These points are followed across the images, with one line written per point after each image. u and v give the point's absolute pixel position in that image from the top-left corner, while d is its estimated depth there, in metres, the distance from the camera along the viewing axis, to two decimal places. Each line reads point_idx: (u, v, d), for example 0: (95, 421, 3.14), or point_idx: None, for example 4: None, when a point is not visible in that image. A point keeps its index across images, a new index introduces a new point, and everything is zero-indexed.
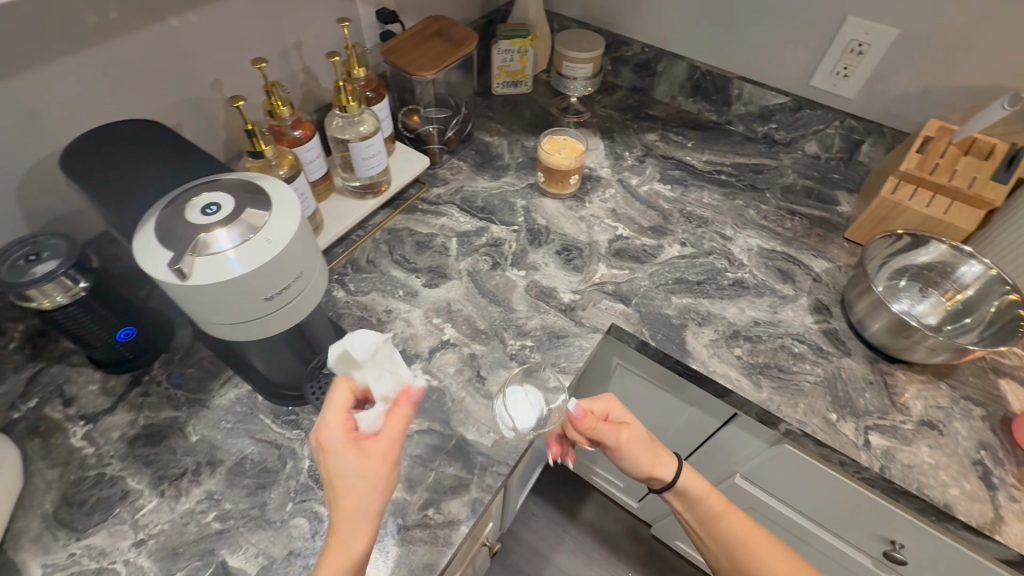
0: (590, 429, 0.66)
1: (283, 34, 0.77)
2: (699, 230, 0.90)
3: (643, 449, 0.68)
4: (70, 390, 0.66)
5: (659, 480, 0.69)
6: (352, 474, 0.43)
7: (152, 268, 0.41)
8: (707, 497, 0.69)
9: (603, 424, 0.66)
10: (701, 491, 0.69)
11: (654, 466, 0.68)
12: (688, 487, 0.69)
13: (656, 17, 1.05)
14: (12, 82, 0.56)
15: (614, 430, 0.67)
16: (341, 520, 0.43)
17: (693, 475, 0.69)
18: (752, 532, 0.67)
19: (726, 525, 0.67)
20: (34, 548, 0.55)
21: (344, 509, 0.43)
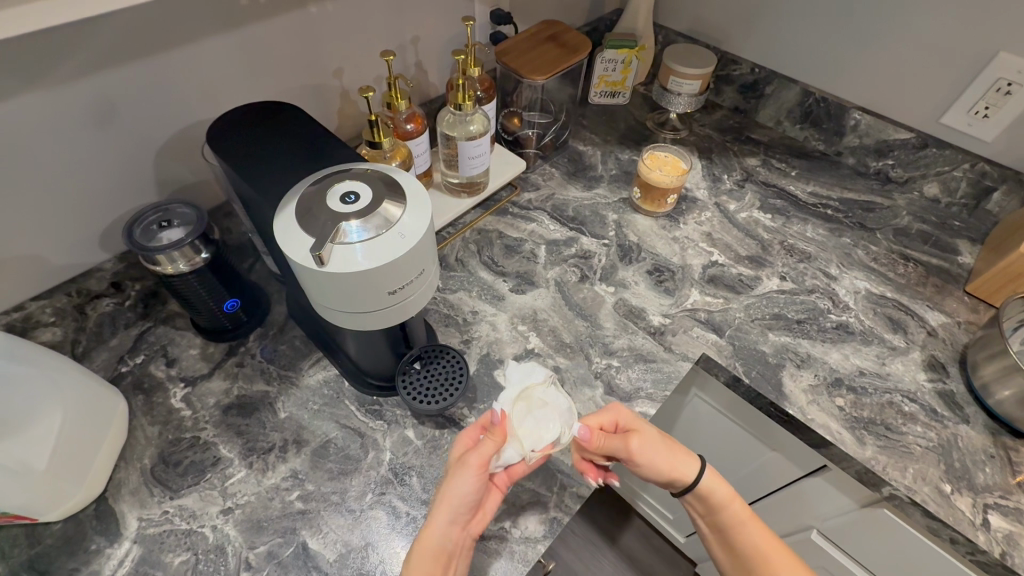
0: (599, 447, 0.59)
1: (403, 28, 0.79)
2: (801, 266, 0.85)
3: (658, 447, 0.62)
4: (173, 351, 0.68)
5: (680, 482, 0.63)
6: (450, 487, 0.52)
7: (293, 250, 0.42)
8: (729, 504, 0.64)
9: (614, 441, 0.59)
10: (724, 497, 0.64)
11: (674, 465, 0.62)
12: (713, 491, 0.64)
13: (774, 37, 1.00)
14: (166, 54, 0.58)
15: (624, 443, 0.60)
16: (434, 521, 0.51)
17: (718, 480, 0.64)
18: (770, 542, 0.64)
19: (749, 533, 0.64)
20: (132, 501, 0.57)
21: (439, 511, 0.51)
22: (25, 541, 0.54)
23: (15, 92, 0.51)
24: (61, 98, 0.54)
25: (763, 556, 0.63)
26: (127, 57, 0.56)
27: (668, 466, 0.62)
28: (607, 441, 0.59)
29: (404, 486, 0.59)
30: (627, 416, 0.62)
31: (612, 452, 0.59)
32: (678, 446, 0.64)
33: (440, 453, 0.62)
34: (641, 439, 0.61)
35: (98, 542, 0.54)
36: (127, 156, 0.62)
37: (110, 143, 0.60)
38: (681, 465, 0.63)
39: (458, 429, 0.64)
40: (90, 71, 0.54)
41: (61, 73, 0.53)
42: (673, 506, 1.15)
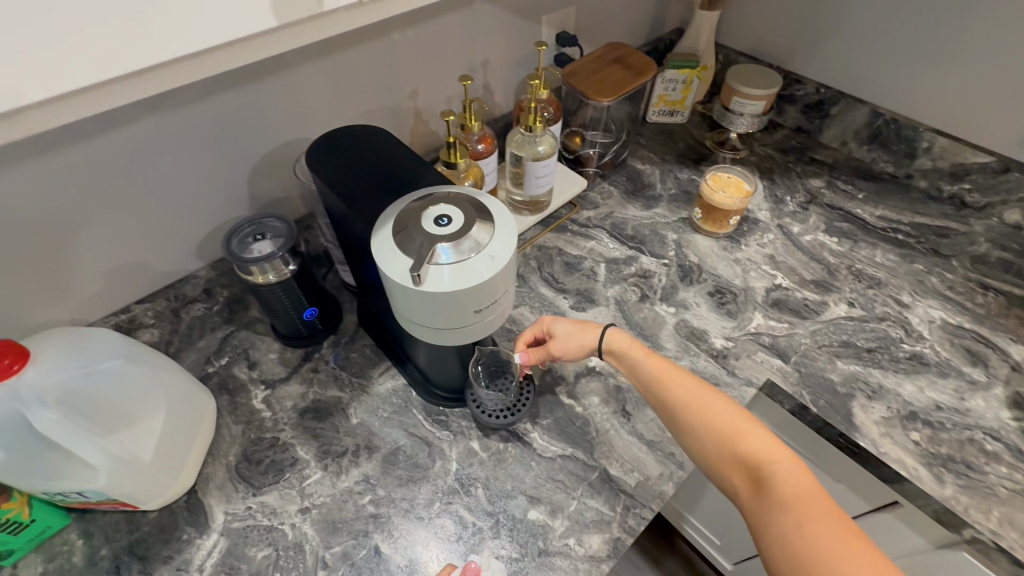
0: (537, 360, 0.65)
1: (475, 51, 0.82)
2: (871, 292, 0.83)
3: (567, 333, 0.65)
4: (254, 355, 0.73)
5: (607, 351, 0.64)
6: None
7: (390, 269, 0.45)
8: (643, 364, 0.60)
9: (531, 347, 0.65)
10: (623, 345, 0.62)
11: (583, 339, 0.64)
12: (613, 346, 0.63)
13: (843, 57, 0.98)
14: (268, 80, 0.63)
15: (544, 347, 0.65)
16: None
17: (618, 332, 0.64)
18: (665, 368, 0.59)
19: (643, 367, 0.60)
20: (219, 495, 0.61)
21: None
22: (126, 527, 0.58)
23: (140, 115, 0.56)
24: (178, 121, 0.59)
25: (660, 382, 0.59)
26: (234, 84, 0.61)
27: (589, 350, 0.64)
28: (536, 358, 0.65)
29: (470, 496, 0.61)
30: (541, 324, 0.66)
31: (541, 354, 0.65)
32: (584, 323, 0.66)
33: (504, 466, 0.63)
34: (557, 342, 0.65)
35: (189, 531, 0.58)
36: (226, 173, 0.67)
37: (213, 161, 0.65)
38: (590, 340, 0.64)
39: (521, 444, 0.65)
40: (203, 97, 0.59)
41: (179, 99, 0.58)
42: (722, 531, 1.13)
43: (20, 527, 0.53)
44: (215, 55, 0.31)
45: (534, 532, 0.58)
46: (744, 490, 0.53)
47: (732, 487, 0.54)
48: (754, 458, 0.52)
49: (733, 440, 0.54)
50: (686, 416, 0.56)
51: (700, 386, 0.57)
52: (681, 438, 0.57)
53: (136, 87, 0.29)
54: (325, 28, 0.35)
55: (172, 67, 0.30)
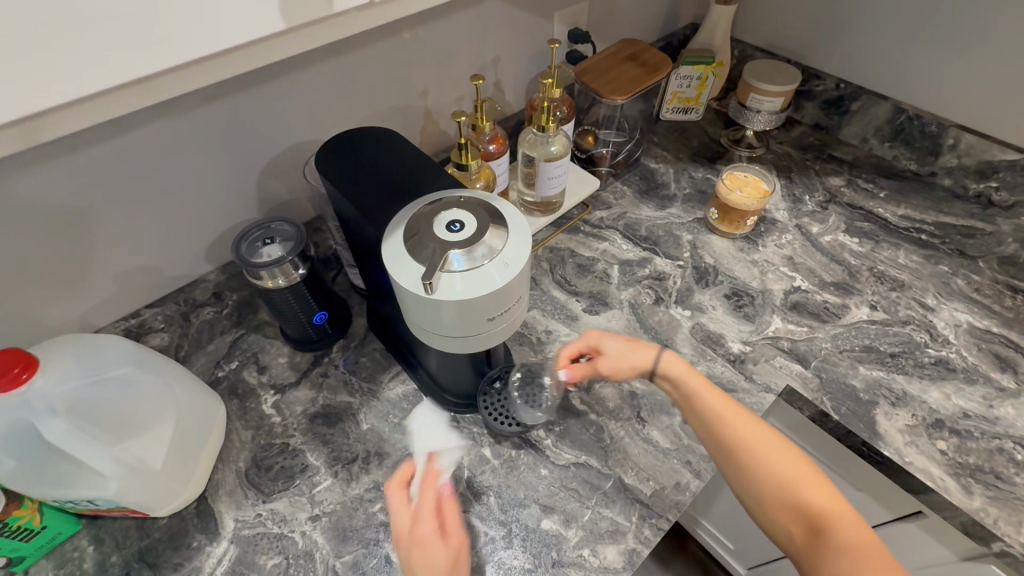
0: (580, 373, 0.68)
1: (486, 49, 0.80)
2: (894, 295, 0.80)
3: (618, 351, 0.67)
4: (264, 359, 0.72)
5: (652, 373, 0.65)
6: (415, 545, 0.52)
7: (402, 277, 0.43)
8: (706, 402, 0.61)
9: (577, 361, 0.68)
10: (681, 372, 0.63)
11: (633, 359, 0.66)
12: (669, 371, 0.64)
13: (865, 51, 0.95)
14: (277, 82, 0.62)
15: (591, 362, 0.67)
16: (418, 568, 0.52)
17: (673, 357, 0.65)
18: (729, 407, 0.60)
19: (702, 401, 0.61)
20: (229, 502, 0.60)
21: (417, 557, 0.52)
22: (136, 534, 0.58)
23: (149, 119, 0.56)
24: (187, 124, 0.58)
25: (719, 420, 0.60)
26: (244, 86, 0.60)
27: (640, 369, 0.65)
28: (581, 373, 0.67)
29: (481, 504, 0.60)
30: (588, 340, 0.68)
31: (585, 368, 0.67)
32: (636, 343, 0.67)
33: (517, 474, 0.62)
34: (605, 359, 0.67)
35: (199, 538, 0.58)
36: (235, 176, 0.66)
37: (223, 164, 0.64)
38: (641, 361, 0.66)
39: (534, 451, 0.64)
40: (212, 99, 0.58)
41: (188, 101, 0.57)
42: (737, 537, 1.11)
43: (31, 533, 0.53)
44: (220, 61, 0.30)
45: (547, 542, 0.57)
46: (798, 538, 0.57)
47: (784, 533, 0.58)
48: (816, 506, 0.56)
49: (797, 484, 0.57)
50: (754, 458, 0.58)
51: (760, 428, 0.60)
52: (742, 482, 0.59)
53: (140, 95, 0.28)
54: (334, 30, 0.34)
55: (188, 70, 0.29)
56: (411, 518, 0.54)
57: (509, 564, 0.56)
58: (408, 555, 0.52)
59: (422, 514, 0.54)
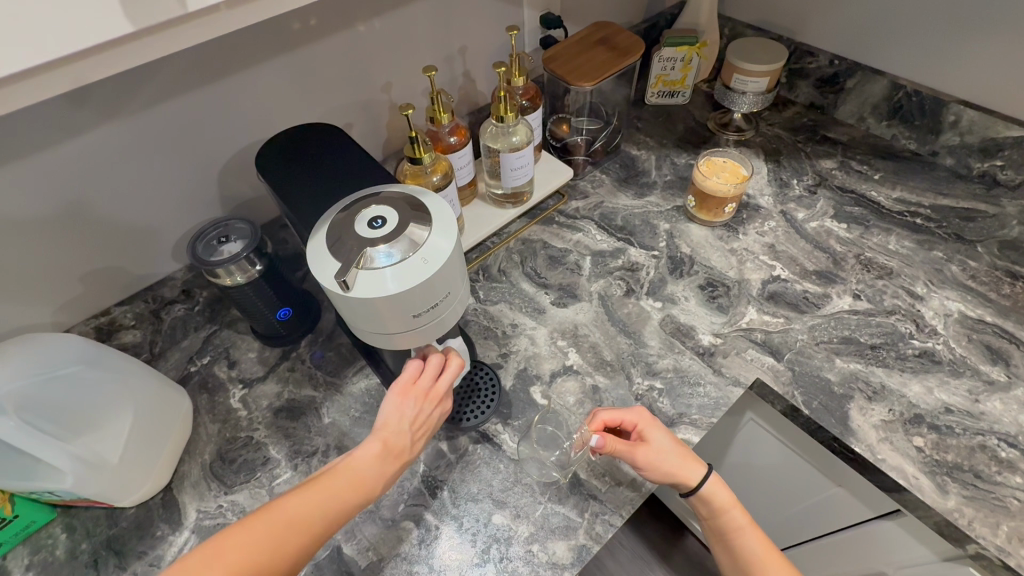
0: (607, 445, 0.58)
1: (450, 39, 0.79)
2: (880, 283, 0.76)
3: (667, 454, 0.58)
4: (234, 354, 0.74)
5: (684, 486, 0.59)
6: (402, 421, 0.52)
7: (321, 275, 0.43)
8: (728, 512, 0.61)
9: (614, 437, 0.59)
10: (726, 501, 0.61)
11: (680, 470, 0.58)
12: (714, 495, 0.60)
13: (856, 25, 0.90)
14: (227, 80, 0.63)
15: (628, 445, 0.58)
16: (364, 459, 0.50)
17: (721, 484, 0.61)
18: (763, 540, 0.60)
19: (749, 543, 0.60)
20: (193, 493, 0.62)
21: (385, 438, 0.51)
22: (105, 522, 0.61)
23: (97, 122, 0.57)
24: (137, 126, 0.59)
25: (759, 566, 0.58)
26: (192, 86, 0.60)
27: (678, 476, 0.58)
28: (613, 447, 0.58)
29: (435, 499, 0.60)
30: (638, 422, 0.60)
31: (616, 445, 0.58)
32: (686, 453, 0.60)
33: (472, 468, 0.62)
34: (647, 450, 0.58)
35: (163, 528, 0.60)
36: (195, 176, 0.68)
37: (181, 164, 0.65)
38: (685, 474, 0.59)
39: (491, 445, 0.64)
40: (161, 101, 0.59)
41: (135, 104, 0.58)
42: None
43: (4, 521, 0.56)
44: (50, 74, 0.30)
45: (497, 537, 0.57)
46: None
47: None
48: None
49: None
50: None
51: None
52: None
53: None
54: (185, 34, 0.34)
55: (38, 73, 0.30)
56: (446, 386, 0.55)
57: (457, 557, 0.56)
58: (427, 414, 0.54)
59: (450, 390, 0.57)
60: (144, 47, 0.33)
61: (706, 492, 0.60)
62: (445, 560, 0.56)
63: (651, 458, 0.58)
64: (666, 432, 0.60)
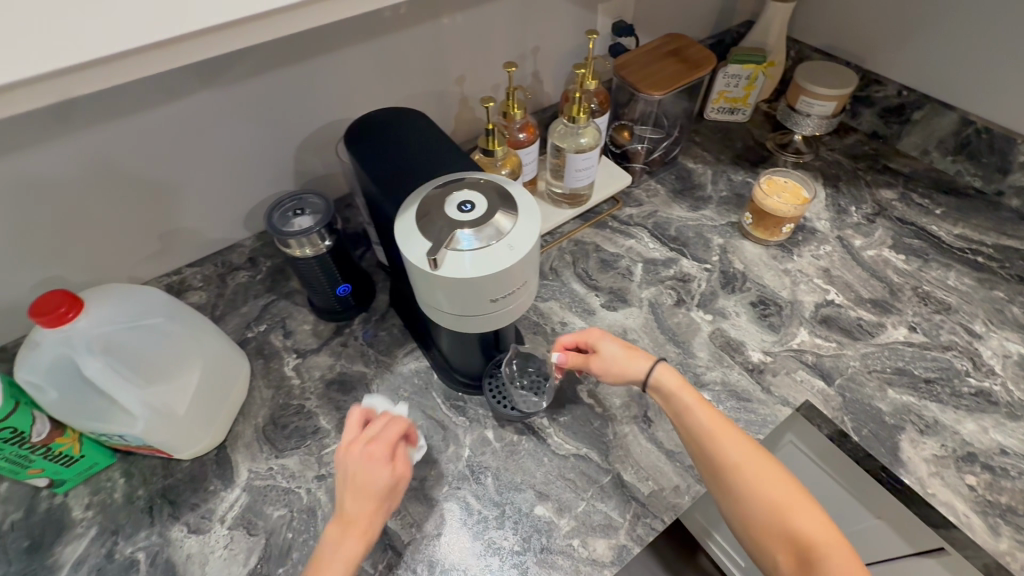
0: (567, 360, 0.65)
1: (525, 38, 0.81)
2: (937, 317, 0.75)
3: (614, 356, 0.62)
4: (290, 324, 0.76)
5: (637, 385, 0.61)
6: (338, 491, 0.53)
7: (411, 253, 0.45)
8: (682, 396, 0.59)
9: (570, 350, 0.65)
10: (675, 385, 0.59)
11: (626, 370, 0.62)
12: (662, 381, 0.60)
13: (931, 58, 0.88)
14: (317, 60, 0.65)
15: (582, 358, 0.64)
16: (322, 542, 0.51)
17: (668, 369, 0.60)
18: (717, 420, 0.57)
19: (698, 419, 0.57)
20: (246, 453, 0.64)
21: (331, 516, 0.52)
22: (162, 472, 0.63)
23: (197, 89, 0.60)
24: (230, 96, 0.62)
25: (713, 440, 0.56)
26: (286, 63, 0.63)
27: (629, 376, 0.61)
28: (574, 361, 0.64)
29: (478, 484, 0.61)
30: (591, 338, 0.64)
31: (574, 358, 0.64)
32: (633, 350, 0.63)
33: (516, 459, 0.63)
34: (599, 359, 0.63)
35: (215, 483, 0.62)
36: (275, 149, 0.70)
37: (263, 136, 0.68)
38: (633, 371, 0.61)
39: (536, 438, 0.65)
40: (255, 74, 0.62)
41: (233, 74, 0.61)
42: None
43: (72, 460, 0.59)
44: (217, 36, 0.34)
45: (538, 528, 0.58)
46: (785, 566, 0.52)
47: (768, 557, 0.53)
48: (803, 537, 0.51)
49: (784, 512, 0.52)
50: (735, 477, 0.54)
51: (754, 450, 0.55)
52: (724, 502, 0.55)
53: (61, 89, 0.31)
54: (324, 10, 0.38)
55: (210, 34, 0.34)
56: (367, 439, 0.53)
57: (497, 543, 0.57)
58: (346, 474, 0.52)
59: (379, 438, 0.54)
60: (225, 41, 0.35)
61: (651, 383, 0.60)
62: (457, 551, 0.57)
63: (602, 365, 0.63)
64: (614, 339, 0.64)
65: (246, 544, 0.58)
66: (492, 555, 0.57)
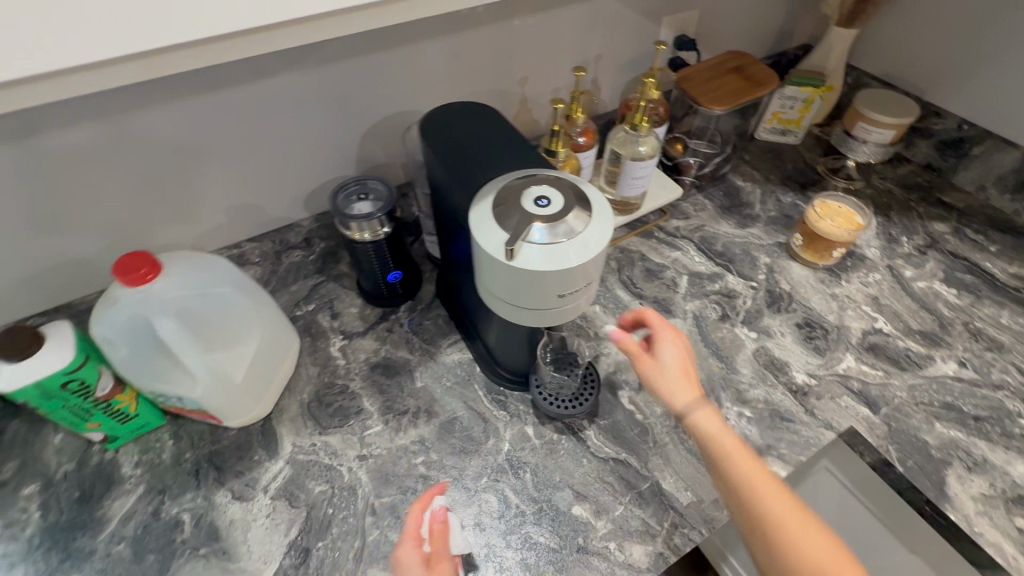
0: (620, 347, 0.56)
1: (590, 45, 0.82)
2: (989, 355, 0.74)
3: (663, 347, 0.55)
4: (338, 306, 0.78)
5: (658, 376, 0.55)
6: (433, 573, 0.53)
7: (487, 241, 0.46)
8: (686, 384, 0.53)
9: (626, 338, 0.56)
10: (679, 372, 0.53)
11: (669, 361, 0.54)
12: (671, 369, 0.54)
13: (997, 94, 0.87)
14: (394, 51, 0.67)
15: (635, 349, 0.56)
16: None
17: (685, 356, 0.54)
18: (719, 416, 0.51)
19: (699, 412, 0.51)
20: (290, 427, 0.66)
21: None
22: (209, 438, 0.64)
23: (281, 71, 0.62)
24: (309, 80, 0.64)
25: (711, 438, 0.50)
26: (365, 52, 0.65)
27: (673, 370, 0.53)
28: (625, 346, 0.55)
29: (517, 478, 0.62)
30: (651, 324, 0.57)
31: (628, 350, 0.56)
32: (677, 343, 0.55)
33: (555, 457, 0.63)
34: (652, 357, 0.55)
35: (260, 454, 0.63)
36: (342, 135, 0.72)
37: (333, 121, 0.70)
38: (668, 363, 0.54)
39: (575, 438, 0.65)
40: (335, 61, 0.64)
41: (315, 60, 0.63)
42: None
43: (127, 417, 0.60)
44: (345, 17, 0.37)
45: (576, 528, 0.58)
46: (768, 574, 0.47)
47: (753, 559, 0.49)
48: (795, 551, 0.45)
49: (775, 524, 0.46)
50: (728, 479, 0.48)
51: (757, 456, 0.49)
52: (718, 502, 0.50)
53: (163, 66, 0.33)
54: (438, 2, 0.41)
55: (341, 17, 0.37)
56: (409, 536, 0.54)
57: (534, 541, 0.57)
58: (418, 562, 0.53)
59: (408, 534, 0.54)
60: (321, 28, 0.37)
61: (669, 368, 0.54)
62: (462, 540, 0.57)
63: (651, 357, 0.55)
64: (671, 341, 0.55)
65: (288, 515, 0.59)
66: (528, 550, 0.57)
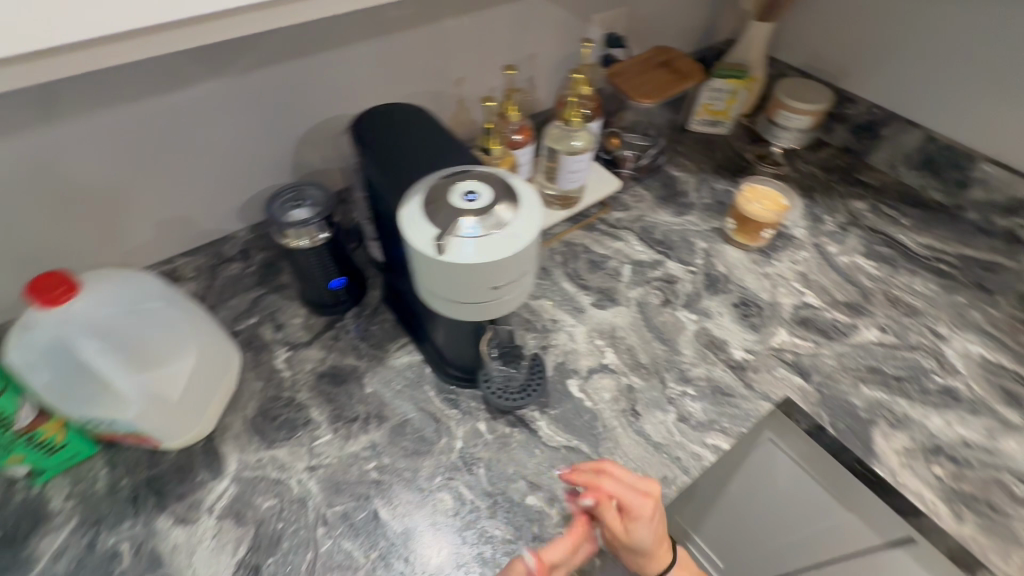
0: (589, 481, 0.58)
1: (522, 45, 0.83)
2: (906, 320, 0.79)
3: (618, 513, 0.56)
4: (281, 317, 0.76)
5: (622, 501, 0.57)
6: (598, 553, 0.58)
7: (416, 237, 0.47)
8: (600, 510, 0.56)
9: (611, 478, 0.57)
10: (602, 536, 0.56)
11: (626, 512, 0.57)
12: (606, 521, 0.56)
13: (899, 79, 0.94)
14: (322, 55, 0.66)
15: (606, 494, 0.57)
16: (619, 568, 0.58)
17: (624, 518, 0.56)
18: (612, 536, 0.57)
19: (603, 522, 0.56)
20: (234, 444, 0.64)
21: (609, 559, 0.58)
22: (147, 463, 0.62)
23: (201, 79, 0.60)
24: (232, 87, 0.63)
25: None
26: (291, 57, 0.64)
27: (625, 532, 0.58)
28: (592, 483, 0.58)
29: (471, 475, 0.62)
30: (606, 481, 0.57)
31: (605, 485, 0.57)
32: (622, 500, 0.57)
33: (508, 450, 0.64)
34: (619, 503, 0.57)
35: (203, 474, 0.61)
36: (274, 142, 0.71)
37: (263, 129, 0.68)
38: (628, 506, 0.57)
39: (528, 430, 0.66)
40: (260, 67, 0.63)
41: (238, 66, 0.61)
42: (726, 554, 1.08)
43: (53, 449, 0.57)
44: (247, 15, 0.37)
45: (530, 517, 0.59)
46: None
47: None
48: None
49: None
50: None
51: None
52: None
53: (25, 73, 0.32)
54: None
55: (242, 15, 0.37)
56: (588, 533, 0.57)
57: (491, 536, 0.58)
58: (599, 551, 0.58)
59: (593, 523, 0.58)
60: (222, 28, 0.37)
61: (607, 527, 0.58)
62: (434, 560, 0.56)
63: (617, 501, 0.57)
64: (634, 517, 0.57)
65: (234, 534, 0.57)
66: (485, 544, 0.57)
